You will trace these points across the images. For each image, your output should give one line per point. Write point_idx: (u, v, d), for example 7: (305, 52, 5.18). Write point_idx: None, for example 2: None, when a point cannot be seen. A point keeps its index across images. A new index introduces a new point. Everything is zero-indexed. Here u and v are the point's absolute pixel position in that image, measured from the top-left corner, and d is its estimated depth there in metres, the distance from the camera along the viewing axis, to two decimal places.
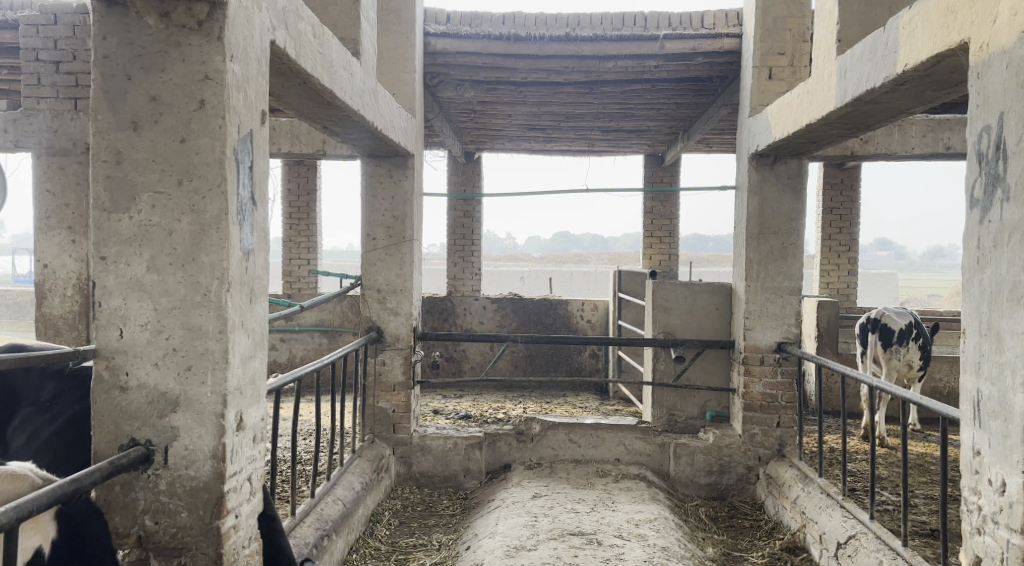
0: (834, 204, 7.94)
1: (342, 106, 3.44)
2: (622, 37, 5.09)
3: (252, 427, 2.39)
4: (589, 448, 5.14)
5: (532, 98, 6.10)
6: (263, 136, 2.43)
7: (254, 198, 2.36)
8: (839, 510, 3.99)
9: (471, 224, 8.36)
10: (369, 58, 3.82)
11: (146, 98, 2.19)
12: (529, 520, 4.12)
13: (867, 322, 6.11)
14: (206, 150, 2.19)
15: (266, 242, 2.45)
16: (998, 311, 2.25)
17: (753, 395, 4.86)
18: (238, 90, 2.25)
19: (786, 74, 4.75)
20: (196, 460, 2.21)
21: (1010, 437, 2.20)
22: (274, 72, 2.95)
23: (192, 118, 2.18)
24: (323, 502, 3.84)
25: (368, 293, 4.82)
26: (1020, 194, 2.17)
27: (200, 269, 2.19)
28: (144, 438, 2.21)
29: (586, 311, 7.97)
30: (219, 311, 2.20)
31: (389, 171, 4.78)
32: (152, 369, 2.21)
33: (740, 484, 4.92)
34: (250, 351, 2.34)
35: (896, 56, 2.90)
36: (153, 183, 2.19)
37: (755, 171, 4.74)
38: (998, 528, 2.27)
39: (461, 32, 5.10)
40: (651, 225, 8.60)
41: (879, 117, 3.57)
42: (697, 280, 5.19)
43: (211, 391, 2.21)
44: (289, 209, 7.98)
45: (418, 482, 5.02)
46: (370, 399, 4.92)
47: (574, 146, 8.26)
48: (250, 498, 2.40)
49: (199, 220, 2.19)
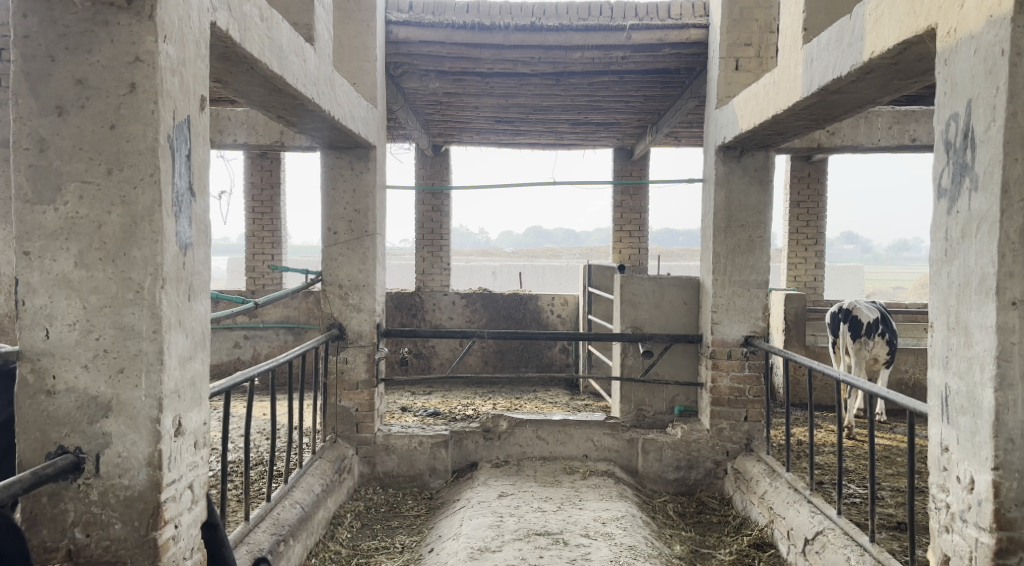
0: (801, 197, 7.92)
1: (295, 94, 3.31)
2: (587, 27, 5.00)
3: (193, 432, 2.26)
4: (557, 445, 5.07)
5: (499, 89, 5.98)
6: (202, 124, 2.30)
7: (192, 189, 2.24)
8: (807, 505, 3.93)
9: (439, 218, 8.23)
10: (324, 46, 3.69)
11: (72, 82, 2.05)
12: (494, 521, 4.02)
13: (839, 312, 6.13)
14: (138, 138, 2.05)
15: (206, 235, 2.32)
16: (966, 305, 2.19)
17: (721, 389, 4.80)
18: (173, 73, 2.13)
19: (753, 65, 4.68)
20: (130, 469, 2.08)
21: (978, 434, 2.14)
22: (219, 58, 2.81)
23: (122, 104, 2.05)
24: (280, 506, 3.72)
25: (329, 288, 4.68)
26: (989, 184, 2.10)
27: (132, 264, 2.06)
28: (73, 446, 2.08)
29: (556, 306, 7.88)
30: (152, 309, 2.07)
31: (349, 163, 4.64)
32: (81, 372, 2.07)
33: (708, 479, 4.86)
34: (190, 352, 2.22)
35: (863, 44, 2.83)
36: (79, 173, 2.05)
37: (722, 164, 4.68)
38: (966, 526, 2.21)
39: (424, 20, 4.97)
40: (620, 219, 8.54)
41: (845, 107, 3.52)
42: (664, 273, 5.12)
43: (146, 394, 2.08)
44: (252, 203, 7.79)
45: (382, 482, 4.89)
46: (332, 397, 4.78)
47: (542, 139, 8.16)
48: (191, 506, 2.27)
49: (130, 212, 2.06)
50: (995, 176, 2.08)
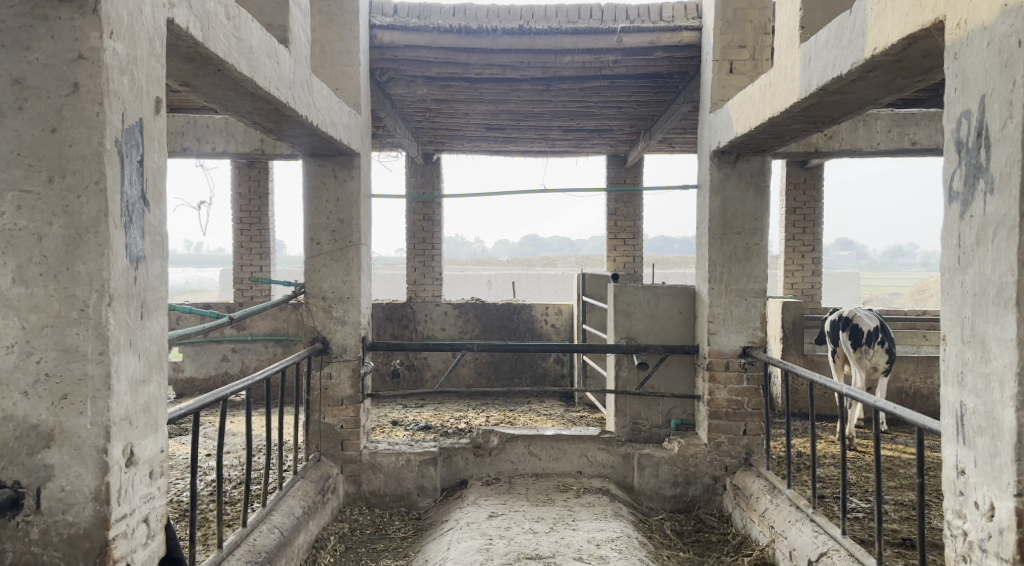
0: (797, 204, 7.77)
1: (268, 98, 3.15)
2: (578, 30, 4.85)
3: (148, 462, 2.08)
4: (550, 461, 4.91)
5: (488, 94, 5.82)
6: (158, 127, 2.13)
7: (146, 197, 2.06)
8: (809, 524, 3.76)
9: (431, 227, 8.06)
10: (301, 49, 3.53)
11: (9, 82, 1.89)
12: (483, 544, 3.84)
13: (839, 320, 5.95)
14: (82, 142, 1.89)
15: (163, 247, 2.14)
16: (982, 316, 2.02)
17: (719, 402, 4.63)
18: (122, 73, 1.96)
19: (748, 68, 4.53)
20: (75, 504, 1.91)
21: (999, 457, 1.97)
22: (183, 59, 2.64)
23: (64, 105, 1.88)
24: (257, 531, 3.54)
25: (313, 301, 4.50)
26: (1006, 186, 1.94)
27: (76, 280, 1.89)
28: (11, 479, 1.91)
29: (550, 315, 7.69)
30: (98, 329, 1.90)
31: (332, 171, 4.47)
32: (21, 399, 1.90)
33: (707, 496, 4.68)
34: (143, 374, 2.04)
35: (865, 40, 2.68)
36: (18, 181, 1.89)
37: (717, 169, 4.52)
38: (986, 556, 2.04)
39: (409, 24, 4.81)
40: (614, 227, 8.38)
41: (844, 108, 3.36)
42: (659, 282, 4.95)
43: (90, 423, 1.91)
44: (239, 213, 7.62)
45: (368, 502, 4.71)
46: (315, 414, 4.59)
47: (534, 146, 8.01)
48: (147, 542, 2.09)
49: (74, 223, 1.89)
50: (1012, 177, 1.92)
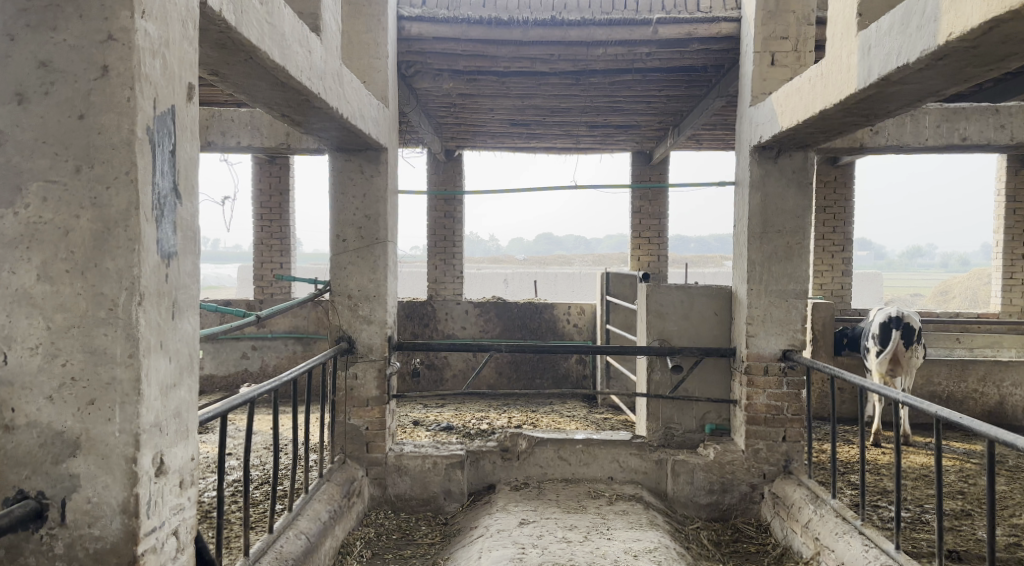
0: (828, 203, 7.58)
1: (299, 89, 3.01)
2: (612, 21, 4.68)
3: (179, 471, 1.95)
4: (581, 466, 4.76)
5: (516, 89, 5.67)
6: (191, 116, 1.99)
7: (177, 190, 1.93)
8: (859, 537, 3.58)
9: (452, 224, 7.92)
10: (331, 38, 3.39)
11: (33, 64, 1.76)
12: (516, 553, 3.70)
13: (892, 321, 5.65)
14: (111, 130, 1.76)
15: (195, 243, 2.01)
16: None
17: (757, 407, 4.47)
18: (154, 56, 1.83)
19: (790, 60, 4.35)
20: (102, 517, 1.79)
21: None
22: (214, 45, 2.51)
23: (93, 89, 1.76)
24: (283, 537, 3.41)
25: (338, 299, 4.37)
26: None
27: (104, 277, 1.77)
28: (35, 490, 1.79)
29: (573, 315, 7.54)
30: (128, 330, 1.77)
31: (359, 166, 4.34)
32: (45, 404, 1.77)
33: (744, 504, 4.51)
34: (174, 378, 1.91)
35: (937, 26, 2.51)
36: (43, 170, 1.76)
37: (757, 165, 4.34)
38: None
39: (439, 15, 4.67)
40: (639, 225, 8.21)
41: (902, 101, 3.19)
42: (693, 282, 4.78)
43: (119, 430, 1.78)
44: (260, 210, 7.50)
45: (394, 506, 4.58)
46: (340, 416, 4.46)
47: (559, 143, 7.85)
48: (176, 556, 1.95)
49: (103, 216, 1.76)
50: None
